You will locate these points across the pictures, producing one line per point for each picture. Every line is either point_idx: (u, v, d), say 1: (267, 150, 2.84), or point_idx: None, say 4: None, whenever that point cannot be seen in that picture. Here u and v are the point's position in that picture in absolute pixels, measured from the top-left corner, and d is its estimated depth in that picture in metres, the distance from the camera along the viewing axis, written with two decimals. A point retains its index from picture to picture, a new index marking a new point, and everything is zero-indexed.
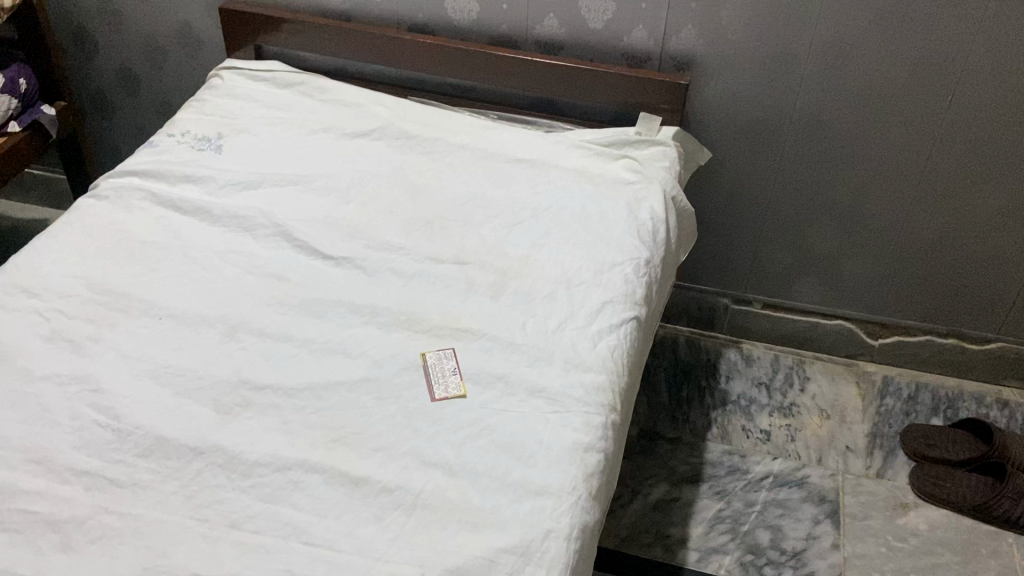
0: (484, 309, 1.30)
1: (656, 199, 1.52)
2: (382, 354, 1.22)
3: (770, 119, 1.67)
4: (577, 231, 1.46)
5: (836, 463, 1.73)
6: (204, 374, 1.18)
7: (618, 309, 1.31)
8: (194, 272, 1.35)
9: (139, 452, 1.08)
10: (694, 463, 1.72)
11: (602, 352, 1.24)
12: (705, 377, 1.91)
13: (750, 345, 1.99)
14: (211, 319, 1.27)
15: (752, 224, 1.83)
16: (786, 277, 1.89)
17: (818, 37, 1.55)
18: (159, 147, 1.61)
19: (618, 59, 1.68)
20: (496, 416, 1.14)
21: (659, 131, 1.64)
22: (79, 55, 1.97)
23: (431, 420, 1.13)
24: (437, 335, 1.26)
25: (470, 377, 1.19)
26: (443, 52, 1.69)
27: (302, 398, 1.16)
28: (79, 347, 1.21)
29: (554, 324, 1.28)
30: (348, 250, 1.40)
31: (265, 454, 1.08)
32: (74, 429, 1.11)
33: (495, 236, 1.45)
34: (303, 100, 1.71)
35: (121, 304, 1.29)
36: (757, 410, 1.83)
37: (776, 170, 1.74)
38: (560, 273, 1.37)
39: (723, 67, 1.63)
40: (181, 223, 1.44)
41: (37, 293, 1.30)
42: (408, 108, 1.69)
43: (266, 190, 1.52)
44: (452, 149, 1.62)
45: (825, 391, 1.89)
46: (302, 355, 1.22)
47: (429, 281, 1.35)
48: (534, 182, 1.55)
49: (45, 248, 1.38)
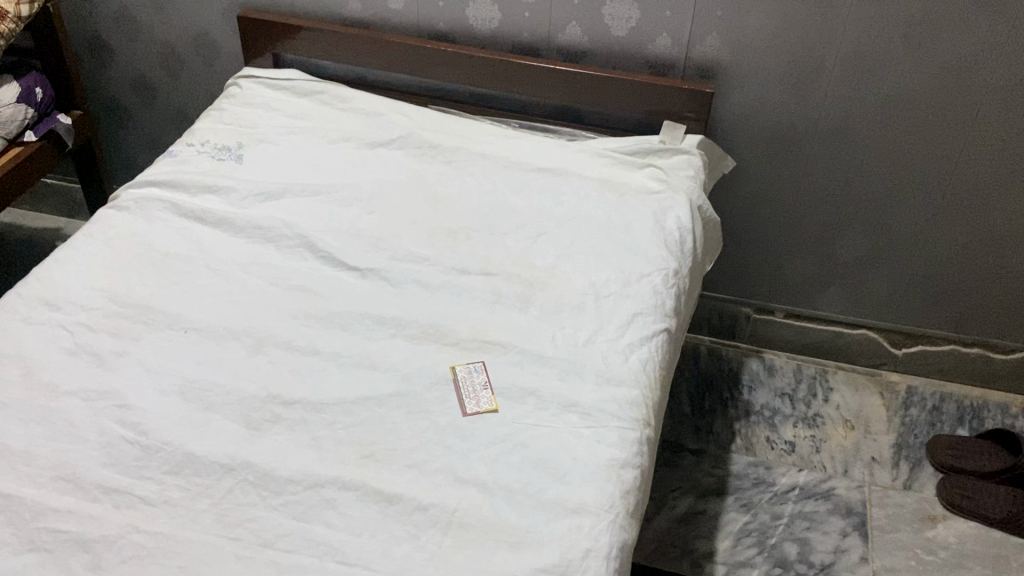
0: (512, 322, 1.28)
1: (683, 208, 1.50)
2: (411, 368, 1.20)
3: (795, 127, 1.65)
4: (604, 241, 1.44)
5: (862, 474, 1.71)
6: (231, 389, 1.16)
7: (648, 322, 1.30)
8: (217, 284, 1.33)
9: (168, 469, 1.06)
10: (719, 475, 1.70)
11: (633, 365, 1.22)
12: (728, 387, 1.89)
13: (772, 354, 1.97)
14: (235, 333, 1.25)
15: (775, 232, 1.81)
16: (809, 286, 1.87)
17: (845, 45, 1.53)
18: (179, 156, 1.59)
19: (641, 67, 1.66)
20: (529, 431, 1.12)
21: (683, 140, 1.62)
22: (95, 63, 1.96)
23: (463, 436, 1.11)
24: (465, 348, 1.24)
25: (502, 392, 1.17)
26: (465, 60, 1.68)
27: (331, 414, 1.14)
28: (103, 361, 1.20)
29: (584, 337, 1.26)
30: (373, 261, 1.38)
31: (296, 471, 1.06)
32: (101, 446, 1.09)
33: (520, 247, 1.43)
34: (323, 109, 1.69)
35: (145, 317, 1.27)
36: (781, 421, 1.81)
37: (800, 178, 1.72)
38: (588, 284, 1.36)
39: (749, 75, 1.61)
40: (202, 234, 1.43)
41: (59, 305, 1.28)
42: (429, 116, 1.67)
43: (288, 201, 1.50)
44: (473, 158, 1.60)
45: (849, 401, 1.87)
46: (330, 369, 1.20)
47: (455, 293, 1.33)
48: (558, 192, 1.53)
49: (66, 260, 1.36)
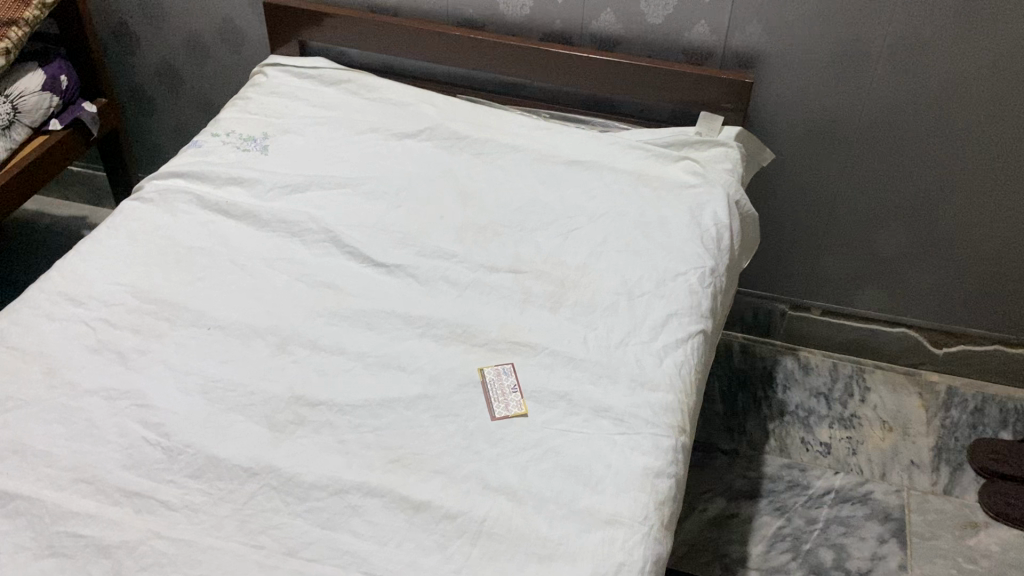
0: (542, 322, 1.25)
1: (719, 204, 1.45)
2: (439, 370, 1.17)
3: (838, 119, 1.60)
4: (638, 238, 1.39)
5: (900, 478, 1.66)
6: (256, 390, 1.14)
7: (684, 324, 1.25)
8: (243, 281, 1.30)
9: (190, 472, 1.04)
10: (752, 478, 1.66)
11: (668, 368, 1.18)
12: (762, 386, 1.84)
13: (807, 352, 1.92)
14: (260, 331, 1.22)
15: (813, 227, 1.76)
16: (848, 282, 1.81)
17: (892, 34, 1.47)
18: (203, 147, 1.56)
19: (678, 55, 1.61)
20: (561, 437, 1.09)
21: (721, 131, 1.57)
22: (120, 51, 1.93)
23: (492, 441, 1.08)
24: (495, 349, 1.20)
25: (532, 395, 1.14)
26: (496, 49, 1.63)
27: (357, 416, 1.11)
28: (126, 359, 1.18)
29: (617, 339, 1.22)
30: (401, 258, 1.35)
31: (321, 476, 1.03)
32: (122, 447, 1.07)
33: (551, 244, 1.39)
34: (349, 100, 1.66)
35: (169, 314, 1.24)
36: (816, 422, 1.76)
37: (841, 171, 1.66)
38: (621, 283, 1.31)
39: (790, 64, 1.55)
40: (227, 228, 1.40)
41: (82, 301, 1.26)
42: (458, 108, 1.63)
43: (314, 194, 1.46)
44: (503, 150, 1.56)
45: (887, 401, 1.81)
46: (357, 370, 1.17)
47: (485, 291, 1.29)
48: (590, 187, 1.49)
49: (89, 254, 1.34)
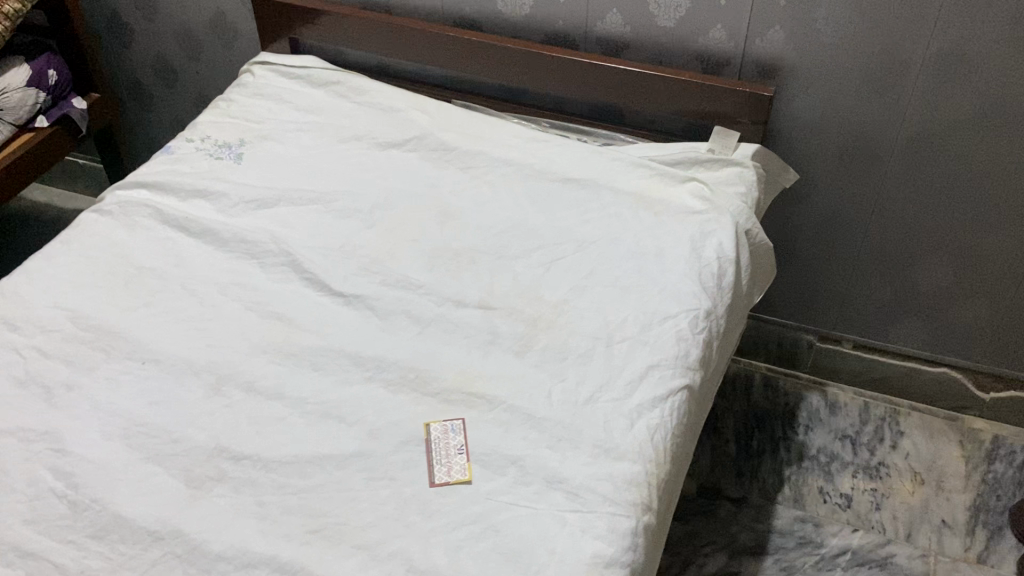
0: (506, 369, 1.11)
1: (725, 234, 1.29)
2: (382, 424, 1.05)
3: (872, 138, 1.41)
4: (627, 272, 1.24)
5: (928, 540, 1.49)
6: (179, 437, 1.04)
7: (666, 377, 1.10)
8: (188, 308, 1.20)
9: (93, 532, 0.95)
10: (760, 531, 1.50)
11: (640, 434, 1.04)
12: (781, 425, 1.67)
13: (836, 388, 1.74)
14: (196, 368, 1.12)
15: (844, 255, 1.58)
16: (884, 316, 1.63)
17: (935, 46, 1.28)
18: (175, 153, 1.47)
19: (692, 62, 1.44)
20: (504, 512, 0.96)
21: (737, 149, 1.40)
22: (115, 42, 1.86)
23: (427, 513, 0.96)
24: (447, 400, 1.08)
25: (479, 459, 1.01)
26: (492, 52, 1.49)
27: (282, 475, 1.00)
28: (51, 395, 1.09)
29: (586, 394, 1.08)
30: (362, 287, 1.23)
31: (230, 546, 0.93)
32: (27, 499, 0.98)
33: (530, 274, 1.25)
34: (335, 103, 1.54)
35: (105, 344, 1.15)
36: (839, 469, 1.60)
37: (875, 194, 1.48)
38: (600, 325, 1.17)
39: (819, 75, 1.37)
40: (184, 246, 1.30)
41: (18, 326, 1.18)
42: (450, 114, 1.50)
43: (282, 210, 1.36)
44: (493, 164, 1.42)
45: (922, 449, 1.63)
46: (292, 419, 1.06)
47: (447, 329, 1.17)
48: (582, 210, 1.34)
49: (36, 271, 1.26)
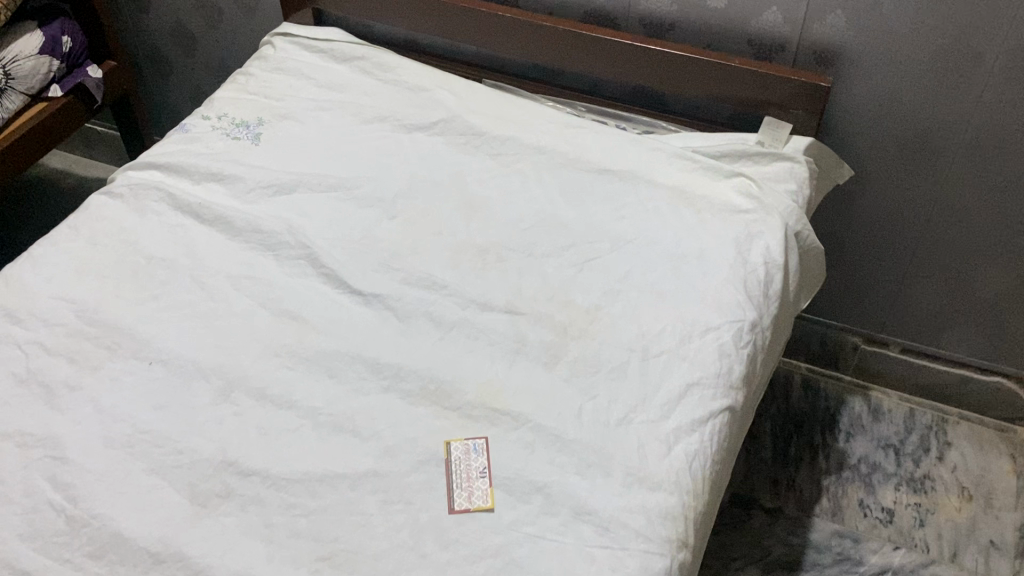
0: (533, 382, 1.04)
1: (773, 237, 1.19)
2: (398, 440, 0.98)
3: (936, 135, 1.30)
4: (667, 276, 1.16)
5: (974, 561, 1.40)
6: (185, 448, 0.98)
7: (706, 397, 1.02)
8: (198, 303, 1.14)
9: (91, 551, 0.90)
10: (795, 545, 1.43)
11: (676, 461, 0.96)
12: (821, 430, 1.59)
13: (880, 393, 1.65)
14: (205, 370, 1.06)
15: (897, 257, 1.48)
16: (937, 321, 1.53)
17: (1013, 38, 1.16)
18: (190, 131, 1.39)
19: (743, 46, 1.33)
20: (527, 545, 0.89)
21: (788, 143, 1.30)
22: (133, 8, 1.78)
23: (444, 543, 0.89)
24: (468, 415, 1.00)
25: (503, 484, 0.94)
26: (527, 30, 1.40)
27: (292, 494, 0.94)
28: (52, 396, 1.03)
29: (618, 414, 1.00)
30: (381, 285, 1.15)
31: (234, 572, 0.88)
32: (23, 511, 0.93)
33: (561, 276, 1.17)
34: (359, 80, 1.45)
35: (110, 340, 1.09)
36: (880, 481, 1.51)
37: (934, 194, 1.37)
38: (635, 335, 1.09)
39: (882, 65, 1.26)
40: (196, 234, 1.23)
41: (20, 319, 1.12)
42: (480, 96, 1.41)
43: (300, 196, 1.28)
44: (524, 151, 1.33)
45: (971, 462, 1.54)
46: (304, 432, 0.99)
47: (471, 335, 1.09)
48: (619, 205, 1.25)
49: (41, 258, 1.19)
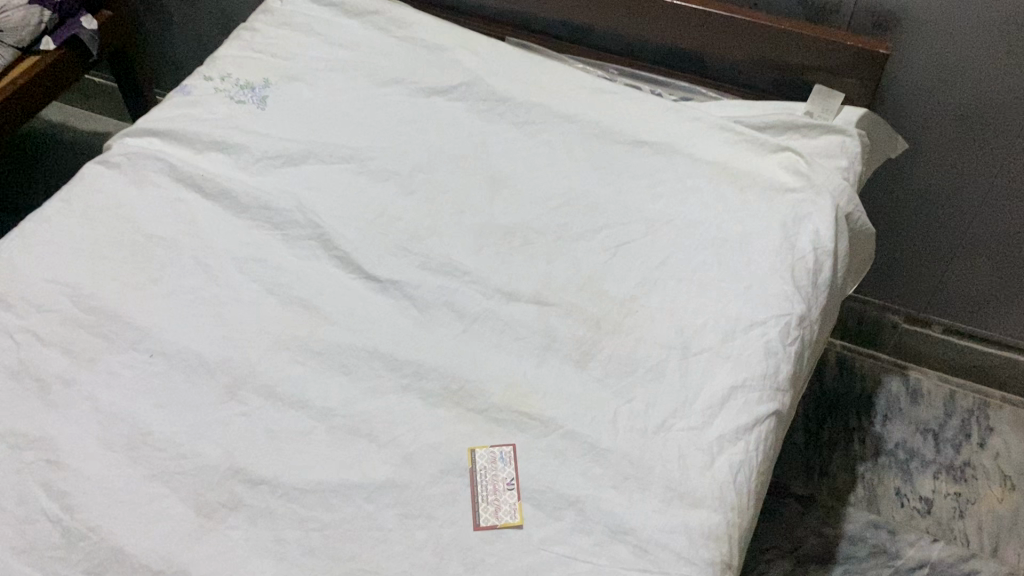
0: (564, 383, 0.96)
1: (823, 219, 1.09)
2: (418, 447, 0.91)
3: (1002, 108, 1.20)
4: (707, 263, 1.07)
5: (1016, 556, 1.34)
6: (189, 452, 0.91)
7: (752, 401, 0.94)
8: (202, 288, 1.05)
9: (89, 567, 0.83)
10: (829, 536, 1.36)
11: (720, 474, 0.88)
12: (857, 413, 1.52)
13: (919, 373, 1.57)
14: (210, 365, 0.98)
15: (947, 235, 1.39)
16: (985, 303, 1.44)
17: None
18: (191, 93, 1.29)
19: (793, 6, 1.22)
20: (559, 568, 0.82)
21: (839, 114, 1.19)
22: None
23: (469, 564, 0.82)
24: (494, 420, 0.93)
25: (532, 497, 0.87)
26: None
27: (304, 506, 0.87)
28: (45, 391, 0.96)
29: (657, 420, 0.92)
30: (398, 269, 1.07)
31: None
32: (16, 521, 0.86)
33: (593, 262, 1.08)
34: (373, 38, 1.34)
35: (108, 329, 1.01)
36: (918, 469, 1.44)
37: (993, 169, 1.27)
38: (674, 331, 1.00)
39: (947, 31, 1.15)
40: (199, 210, 1.14)
41: (10, 303, 1.03)
42: (504, 57, 1.30)
43: (310, 169, 1.19)
44: (552, 120, 1.23)
45: (1014, 449, 1.46)
46: (317, 436, 0.92)
47: (497, 328, 1.01)
48: (655, 182, 1.16)
49: (32, 235, 1.11)
